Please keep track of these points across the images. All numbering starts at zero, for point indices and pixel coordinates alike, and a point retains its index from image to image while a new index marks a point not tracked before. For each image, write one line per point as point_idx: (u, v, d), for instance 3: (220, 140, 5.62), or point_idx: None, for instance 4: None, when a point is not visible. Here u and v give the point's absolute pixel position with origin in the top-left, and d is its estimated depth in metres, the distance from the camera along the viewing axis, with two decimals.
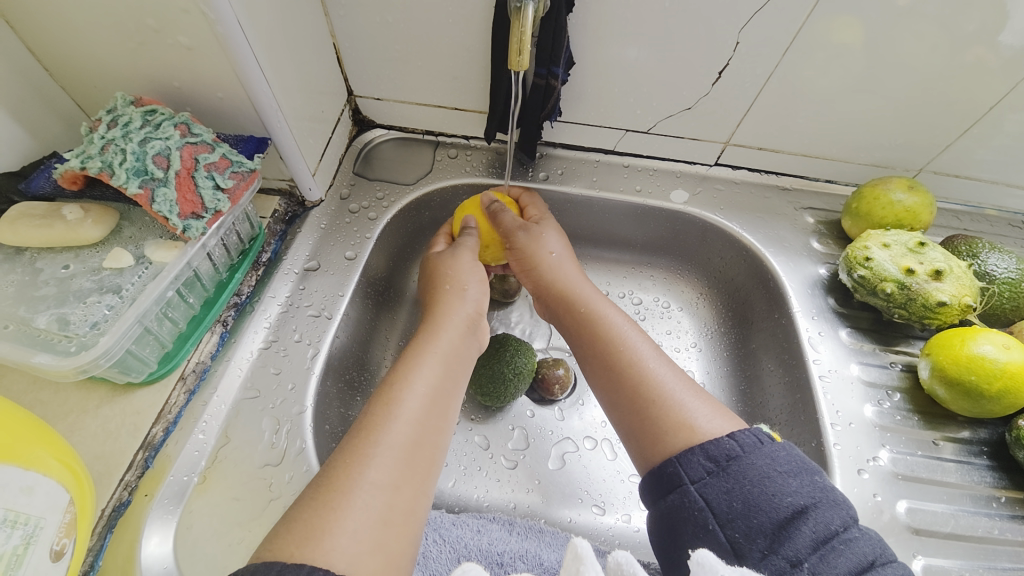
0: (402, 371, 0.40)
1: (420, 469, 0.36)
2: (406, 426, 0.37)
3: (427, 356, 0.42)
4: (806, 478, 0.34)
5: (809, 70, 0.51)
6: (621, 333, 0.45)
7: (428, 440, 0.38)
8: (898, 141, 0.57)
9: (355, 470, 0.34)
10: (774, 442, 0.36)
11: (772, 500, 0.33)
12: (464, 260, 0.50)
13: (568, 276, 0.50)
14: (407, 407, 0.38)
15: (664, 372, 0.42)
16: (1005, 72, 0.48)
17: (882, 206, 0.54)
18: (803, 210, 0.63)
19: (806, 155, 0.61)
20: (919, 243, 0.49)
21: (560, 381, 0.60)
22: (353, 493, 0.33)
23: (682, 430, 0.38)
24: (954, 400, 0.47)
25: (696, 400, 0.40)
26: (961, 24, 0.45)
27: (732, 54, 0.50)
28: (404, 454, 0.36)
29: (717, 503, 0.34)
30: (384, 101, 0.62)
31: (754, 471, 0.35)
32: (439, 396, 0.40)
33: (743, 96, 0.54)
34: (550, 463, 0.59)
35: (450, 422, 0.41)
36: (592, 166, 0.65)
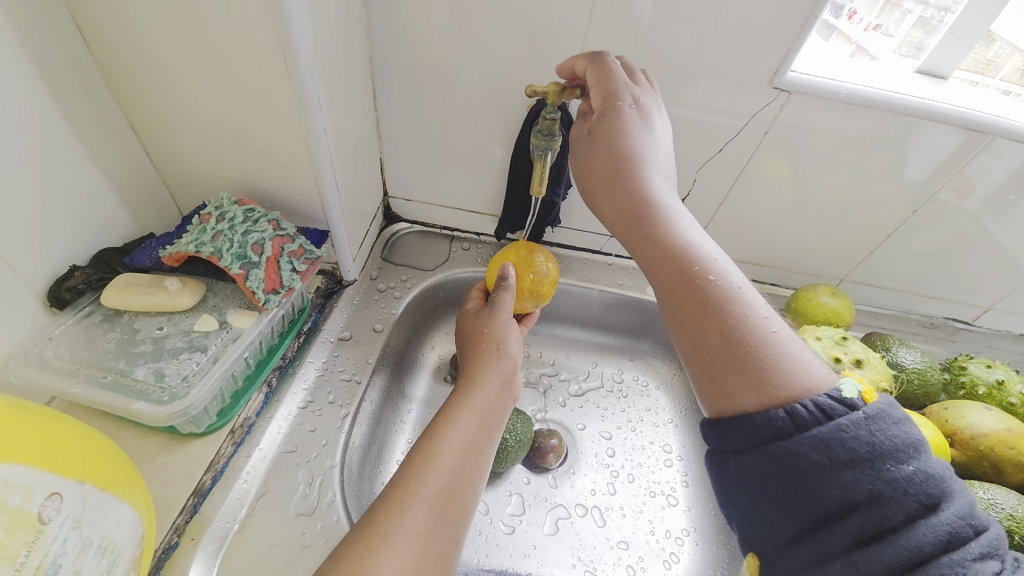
0: (441, 425, 0.47)
1: (451, 517, 0.42)
2: (440, 477, 0.43)
3: (462, 410, 0.49)
4: (865, 469, 0.33)
5: (755, 196, 0.67)
6: (712, 266, 0.42)
7: (458, 489, 0.44)
8: (823, 255, 0.73)
9: (395, 516, 0.40)
10: (850, 411, 0.35)
11: (819, 490, 0.34)
12: (503, 319, 0.57)
13: (657, 216, 0.45)
14: (441, 460, 0.44)
15: (764, 319, 0.40)
16: (903, 204, 0.66)
17: (813, 306, 0.68)
18: None
19: (754, 263, 0.76)
20: (842, 337, 0.62)
21: (554, 449, 0.67)
22: (393, 537, 0.39)
23: (777, 374, 0.37)
24: None
25: (790, 348, 0.39)
26: (867, 167, 0.62)
27: (692, 186, 0.67)
28: (437, 502, 0.42)
29: (755, 480, 0.37)
30: (413, 202, 0.75)
31: (803, 461, 0.34)
32: (471, 449, 0.46)
33: (705, 214, 0.70)
34: (545, 528, 0.63)
35: (483, 466, 0.47)
36: (581, 262, 0.78)
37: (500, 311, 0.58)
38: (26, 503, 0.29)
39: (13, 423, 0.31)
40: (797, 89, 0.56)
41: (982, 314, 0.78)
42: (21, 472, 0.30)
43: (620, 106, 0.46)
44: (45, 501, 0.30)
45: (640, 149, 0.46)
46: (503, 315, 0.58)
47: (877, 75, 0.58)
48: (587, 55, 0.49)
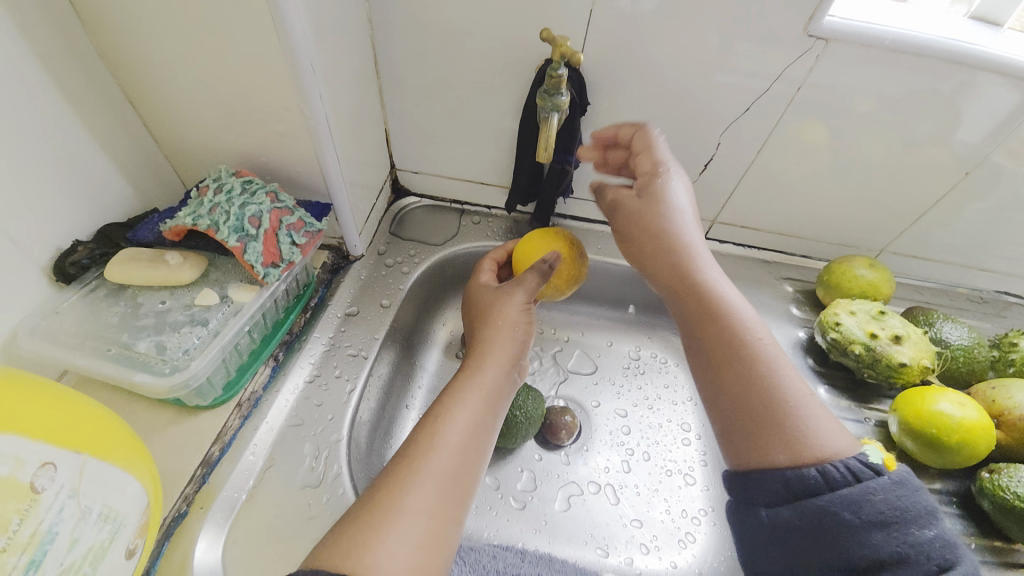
0: (447, 404, 0.46)
1: (454, 497, 0.41)
2: (444, 457, 0.42)
3: (469, 388, 0.47)
4: (892, 532, 0.35)
5: (784, 161, 0.62)
6: (749, 329, 0.45)
7: (462, 471, 0.42)
8: (861, 223, 0.67)
9: (397, 496, 0.39)
10: (880, 478, 0.37)
11: (847, 549, 0.36)
12: (514, 296, 0.54)
13: (699, 278, 0.47)
14: (446, 439, 0.43)
15: (797, 382, 0.42)
16: (954, 167, 0.59)
17: (848, 278, 0.63)
18: (783, 280, 0.72)
19: (783, 233, 0.71)
20: (880, 311, 0.57)
21: (567, 427, 0.66)
22: (394, 516, 0.38)
23: (807, 440, 0.39)
24: (921, 452, 0.51)
25: (819, 412, 0.41)
26: (914, 126, 0.56)
27: (714, 151, 0.62)
28: (441, 483, 0.41)
29: (784, 535, 0.38)
30: (421, 174, 0.73)
31: (832, 520, 0.36)
32: (477, 429, 0.45)
33: (728, 181, 0.65)
34: (556, 504, 0.62)
35: (488, 446, 0.46)
36: (596, 234, 0.74)
37: (517, 288, 0.54)
38: (17, 472, 0.30)
39: (13, 394, 0.32)
40: (836, 36, 0.50)
41: None
42: (15, 442, 0.30)
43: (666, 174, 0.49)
44: (38, 471, 0.31)
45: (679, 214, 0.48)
46: (517, 294, 0.54)
47: (930, 18, 0.52)
48: (632, 125, 0.53)
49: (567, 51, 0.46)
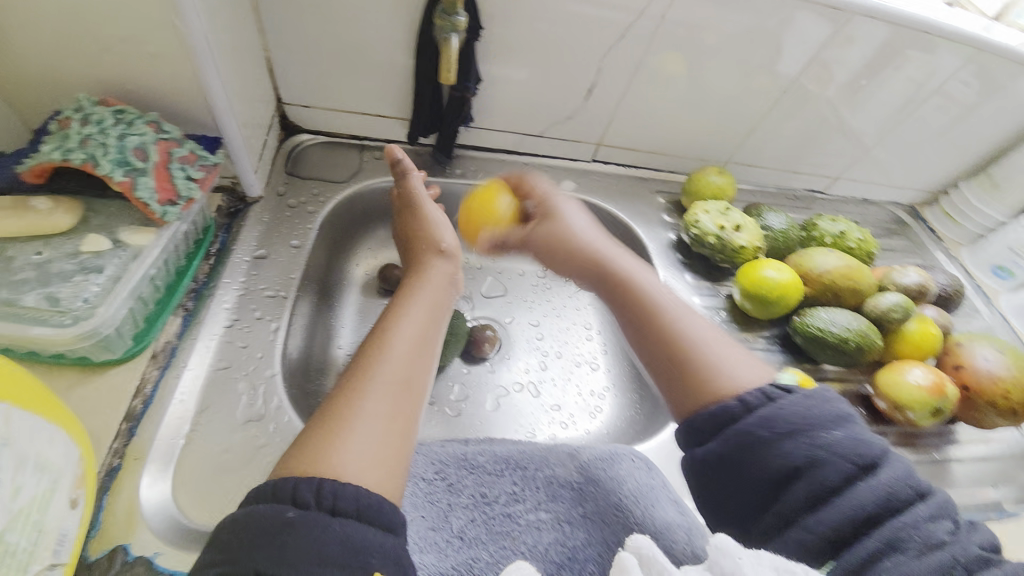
0: (391, 320, 0.50)
1: (410, 400, 0.44)
2: (396, 366, 0.46)
3: (408, 308, 0.51)
4: (803, 440, 0.38)
5: (653, 85, 0.71)
6: (671, 304, 0.50)
7: (413, 378, 0.46)
8: (713, 139, 0.80)
9: (356, 403, 0.42)
10: (790, 394, 0.41)
11: (769, 463, 0.39)
12: (444, 234, 0.62)
13: (610, 267, 0.55)
14: (395, 350, 0.47)
15: (707, 335, 0.48)
16: (775, 87, 0.73)
17: (704, 185, 0.76)
18: (657, 193, 0.84)
19: (655, 152, 0.82)
20: (725, 209, 0.71)
21: (489, 339, 0.73)
22: (356, 419, 0.41)
23: (718, 378, 0.44)
24: (754, 310, 0.67)
25: (731, 351, 0.46)
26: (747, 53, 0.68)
27: (596, 77, 0.69)
28: (395, 388, 0.44)
29: (715, 462, 0.41)
30: (312, 108, 0.69)
31: (751, 437, 0.40)
32: (422, 340, 0.49)
33: (609, 104, 0.73)
34: (487, 405, 0.70)
35: (432, 359, 0.49)
36: (499, 163, 0.79)
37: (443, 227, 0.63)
38: None
39: None
40: None
41: (832, 184, 0.92)
42: None
43: (553, 206, 0.61)
44: None
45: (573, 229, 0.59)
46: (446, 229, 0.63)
47: None
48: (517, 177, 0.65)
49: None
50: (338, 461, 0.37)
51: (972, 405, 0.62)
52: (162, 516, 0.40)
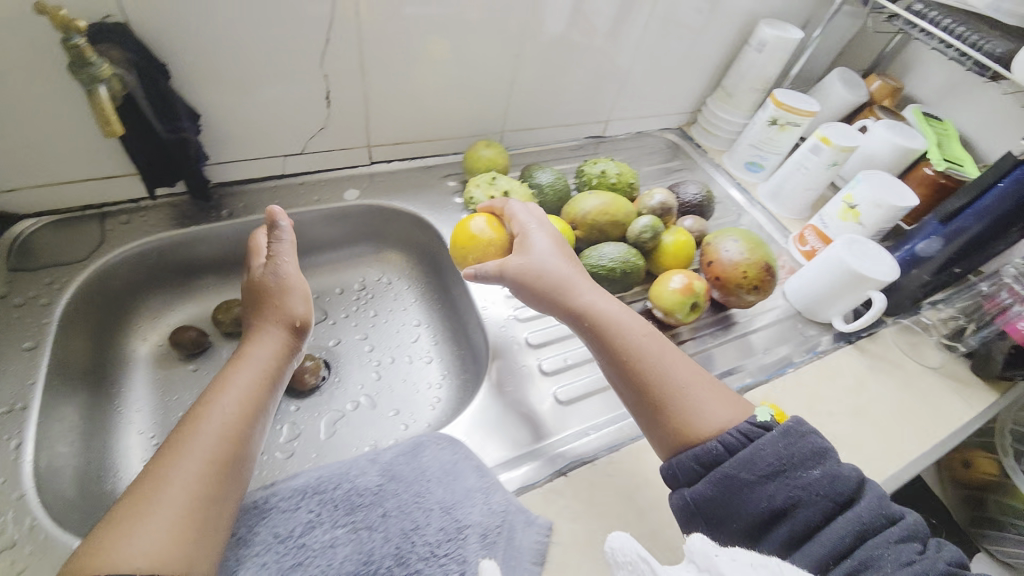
0: (216, 392, 0.48)
1: (229, 471, 0.44)
2: (212, 437, 0.44)
3: (236, 376, 0.49)
4: (782, 481, 0.45)
5: (390, 79, 0.71)
6: (641, 334, 0.55)
7: (234, 450, 0.45)
8: (479, 114, 0.84)
9: (164, 481, 0.41)
10: (765, 433, 0.47)
11: (751, 508, 0.45)
12: (291, 289, 0.56)
13: (585, 300, 0.58)
14: (213, 422, 0.45)
15: (684, 369, 0.53)
16: (509, 54, 0.77)
17: (476, 160, 0.80)
18: (447, 177, 0.86)
19: (430, 140, 0.83)
20: (491, 178, 0.75)
21: (309, 369, 0.71)
22: (159, 497, 0.40)
23: (698, 421, 0.50)
24: None
25: (707, 392, 0.52)
26: (463, 29, 0.70)
27: (326, 84, 0.68)
28: (207, 465, 0.43)
29: (700, 505, 0.47)
30: (18, 190, 0.62)
31: (737, 480, 0.46)
32: (245, 406, 0.48)
33: (356, 109, 0.73)
34: (322, 434, 0.69)
35: (261, 426, 0.48)
36: (271, 190, 0.76)
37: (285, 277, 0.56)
38: None
39: None
40: None
41: (607, 126, 1.01)
42: None
43: (520, 234, 0.63)
44: None
45: (540, 265, 0.60)
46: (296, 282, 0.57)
47: None
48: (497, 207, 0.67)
49: (66, 19, 0.47)
50: (129, 548, 0.37)
51: (728, 291, 0.71)
52: None
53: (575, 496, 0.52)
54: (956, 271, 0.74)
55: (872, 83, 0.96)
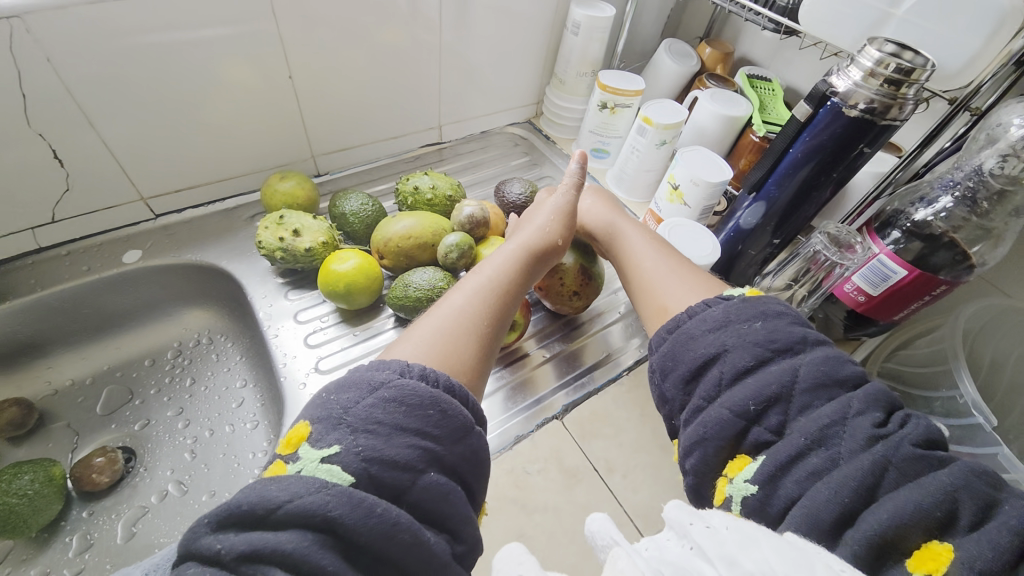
0: (484, 262, 0.57)
1: (477, 322, 0.49)
2: (463, 295, 0.51)
3: (495, 254, 0.58)
4: (728, 330, 0.41)
5: (135, 126, 0.63)
6: (638, 255, 0.59)
7: (487, 303, 0.51)
8: (271, 145, 0.76)
9: (417, 329, 0.47)
10: (726, 301, 0.43)
11: (693, 355, 0.41)
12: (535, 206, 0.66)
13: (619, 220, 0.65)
14: (471, 282, 0.53)
15: (667, 269, 0.55)
16: (277, 77, 0.70)
17: (273, 196, 0.72)
18: (254, 218, 0.78)
19: (221, 180, 0.76)
20: (280, 216, 0.67)
21: (100, 467, 0.62)
22: (433, 318, 0.48)
23: (668, 300, 0.51)
24: (345, 304, 0.65)
25: (688, 282, 0.52)
26: (205, 58, 0.63)
27: (47, 143, 0.59)
28: (466, 312, 0.49)
29: (658, 363, 0.44)
30: None
31: (685, 334, 0.43)
32: (518, 266, 0.56)
33: (103, 162, 0.64)
34: (119, 538, 0.61)
35: (513, 296, 0.54)
36: (28, 268, 0.66)
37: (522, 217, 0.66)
38: None
39: None
40: (16, 5, 0.49)
41: (441, 132, 0.94)
42: None
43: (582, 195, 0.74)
44: None
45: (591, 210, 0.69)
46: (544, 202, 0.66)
47: None
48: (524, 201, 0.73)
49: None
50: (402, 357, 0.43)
51: (552, 299, 0.66)
52: None
53: None
54: (775, 242, 0.72)
55: (704, 50, 0.94)
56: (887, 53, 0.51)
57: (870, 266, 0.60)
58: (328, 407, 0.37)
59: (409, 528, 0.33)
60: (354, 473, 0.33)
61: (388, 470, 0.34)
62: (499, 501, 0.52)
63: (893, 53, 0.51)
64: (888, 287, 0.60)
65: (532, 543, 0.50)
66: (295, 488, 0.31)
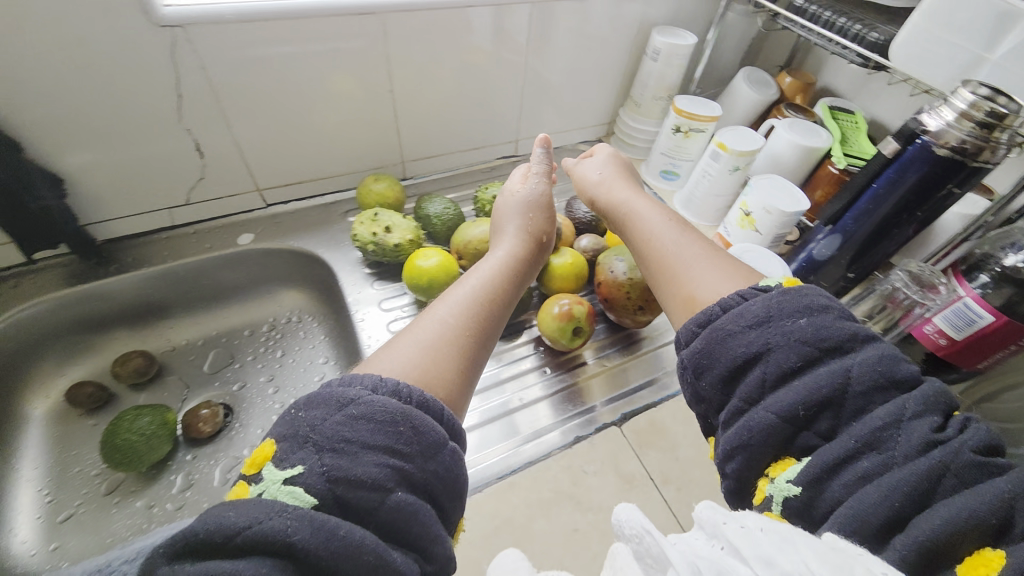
0: (471, 275, 0.58)
1: (455, 337, 0.49)
2: (449, 308, 0.52)
3: (477, 270, 0.59)
4: (769, 325, 0.39)
5: (262, 128, 0.74)
6: (655, 240, 0.58)
7: (470, 316, 0.52)
8: (368, 149, 0.85)
9: (392, 348, 0.47)
10: (761, 291, 0.41)
11: (731, 353, 0.40)
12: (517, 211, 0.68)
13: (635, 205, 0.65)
14: (454, 296, 0.54)
15: (690, 253, 0.54)
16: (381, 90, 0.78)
17: (368, 195, 0.81)
18: (347, 213, 0.87)
19: (324, 178, 0.85)
20: (375, 213, 0.75)
21: (205, 418, 0.72)
22: (402, 340, 0.47)
23: (698, 289, 0.49)
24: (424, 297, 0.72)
25: (716, 268, 0.50)
26: (325, 71, 0.72)
27: (193, 138, 0.70)
28: (446, 329, 0.49)
29: (691, 360, 0.42)
30: None
31: (721, 329, 0.41)
32: (501, 280, 0.58)
33: (233, 156, 0.75)
34: (215, 482, 0.70)
35: (501, 308, 0.56)
36: (164, 242, 0.78)
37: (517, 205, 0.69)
38: None
39: None
40: (187, 23, 0.60)
41: (517, 145, 1.00)
42: None
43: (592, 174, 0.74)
44: None
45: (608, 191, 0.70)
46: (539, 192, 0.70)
47: None
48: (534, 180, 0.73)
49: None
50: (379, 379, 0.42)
51: (615, 310, 0.70)
52: None
53: None
54: (849, 276, 0.71)
55: (784, 79, 0.94)
56: (982, 95, 0.51)
57: (954, 309, 0.59)
58: (294, 425, 0.38)
59: (374, 549, 0.33)
60: (316, 495, 0.34)
61: (357, 489, 0.35)
62: (555, 494, 0.56)
63: (987, 97, 0.51)
64: (974, 332, 0.58)
65: (584, 538, 0.53)
66: (254, 512, 0.32)
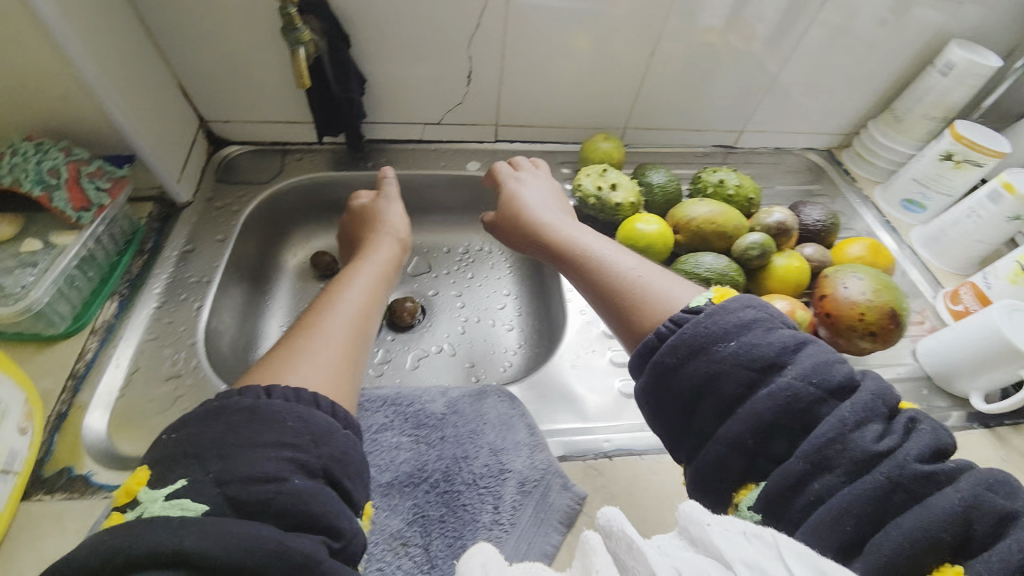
0: (341, 283, 0.60)
1: (359, 334, 0.53)
2: (342, 318, 0.54)
3: (355, 279, 0.62)
4: (701, 358, 0.40)
5: (524, 67, 0.79)
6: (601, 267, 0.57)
7: (363, 324, 0.55)
8: (601, 108, 0.87)
9: (294, 346, 0.48)
10: (694, 316, 0.42)
11: (678, 387, 0.41)
12: (392, 209, 0.75)
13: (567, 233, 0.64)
14: (348, 301, 0.57)
15: (633, 271, 0.54)
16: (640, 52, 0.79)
17: (594, 151, 0.83)
18: (562, 164, 0.90)
19: (552, 127, 0.89)
20: (603, 170, 0.78)
21: (409, 310, 0.82)
22: (305, 341, 0.49)
23: (646, 305, 0.49)
24: None
25: (671, 284, 0.51)
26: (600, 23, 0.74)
27: (469, 64, 0.77)
28: (352, 326, 0.53)
29: (642, 396, 0.43)
30: (232, 123, 0.80)
31: (661, 363, 0.42)
32: (374, 289, 0.61)
33: (490, 88, 0.81)
34: (408, 365, 0.80)
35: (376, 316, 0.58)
36: (408, 152, 0.88)
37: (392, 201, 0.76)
38: None
39: None
40: None
41: (739, 137, 0.95)
42: None
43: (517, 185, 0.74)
44: None
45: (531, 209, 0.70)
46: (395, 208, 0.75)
47: None
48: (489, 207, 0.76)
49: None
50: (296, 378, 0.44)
51: (839, 331, 0.64)
52: (95, 437, 0.54)
53: (617, 481, 0.54)
54: None
55: None
56: None
57: None
58: (167, 448, 0.37)
59: (275, 537, 0.33)
60: (206, 503, 0.34)
61: (247, 486, 0.35)
62: None
63: None
64: None
65: None
66: (139, 532, 0.32)
